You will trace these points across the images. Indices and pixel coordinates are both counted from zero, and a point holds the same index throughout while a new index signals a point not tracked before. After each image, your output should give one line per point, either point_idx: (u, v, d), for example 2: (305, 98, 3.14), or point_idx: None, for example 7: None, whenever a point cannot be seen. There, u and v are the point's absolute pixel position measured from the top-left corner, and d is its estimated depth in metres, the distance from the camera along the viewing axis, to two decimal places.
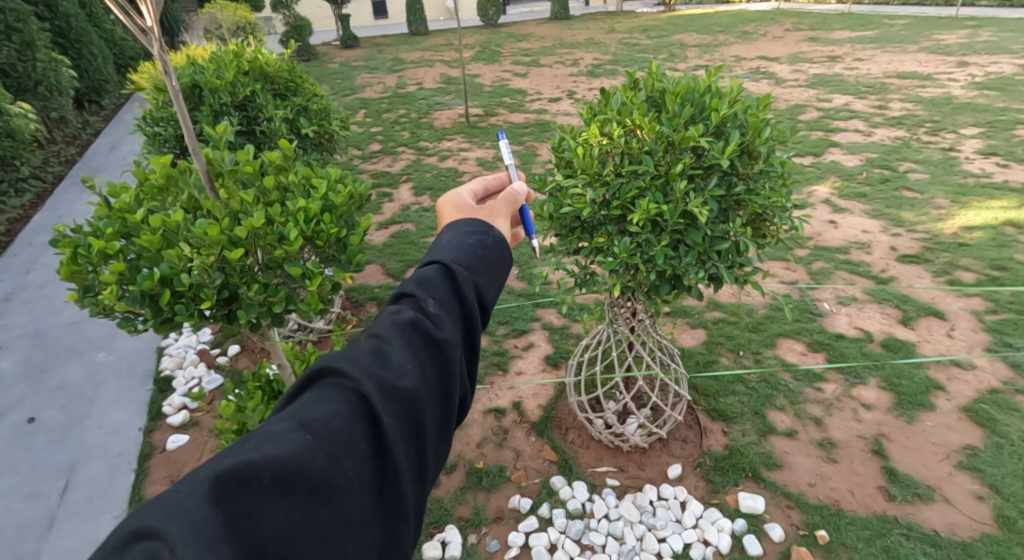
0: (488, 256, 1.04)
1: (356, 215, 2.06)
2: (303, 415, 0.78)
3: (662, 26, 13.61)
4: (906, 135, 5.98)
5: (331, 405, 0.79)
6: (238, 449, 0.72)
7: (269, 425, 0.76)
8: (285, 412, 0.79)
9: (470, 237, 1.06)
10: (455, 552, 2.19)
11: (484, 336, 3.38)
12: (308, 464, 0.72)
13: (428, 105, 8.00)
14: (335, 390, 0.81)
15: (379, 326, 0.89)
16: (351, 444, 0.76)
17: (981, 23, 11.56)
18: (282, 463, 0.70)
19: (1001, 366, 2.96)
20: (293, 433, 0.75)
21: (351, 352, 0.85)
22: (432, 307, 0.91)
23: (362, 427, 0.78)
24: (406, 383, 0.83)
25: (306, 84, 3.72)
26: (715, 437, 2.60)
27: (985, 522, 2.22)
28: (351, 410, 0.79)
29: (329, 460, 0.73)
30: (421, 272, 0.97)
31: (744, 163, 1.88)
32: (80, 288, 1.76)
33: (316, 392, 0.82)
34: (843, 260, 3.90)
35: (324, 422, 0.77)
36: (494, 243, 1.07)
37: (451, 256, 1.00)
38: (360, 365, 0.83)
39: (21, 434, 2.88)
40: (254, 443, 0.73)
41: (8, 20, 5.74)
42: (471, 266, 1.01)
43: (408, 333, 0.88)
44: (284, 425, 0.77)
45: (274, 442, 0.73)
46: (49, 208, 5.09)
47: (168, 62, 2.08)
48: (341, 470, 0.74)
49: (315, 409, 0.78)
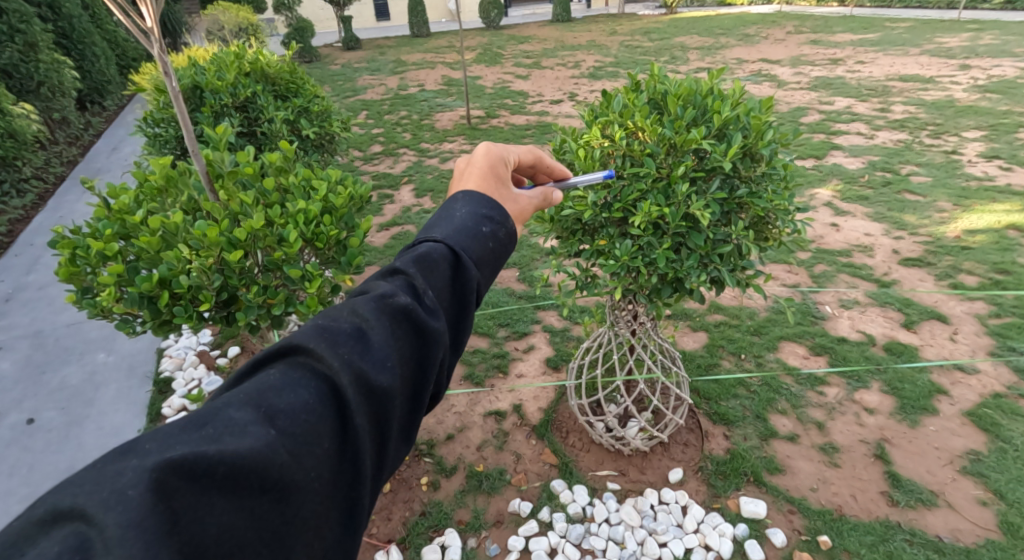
0: (496, 249, 1.03)
1: (356, 217, 2.05)
2: (269, 402, 0.75)
3: (664, 28, 13.62)
4: (908, 138, 5.96)
5: (301, 394, 0.77)
6: (194, 435, 0.69)
7: (230, 408, 0.74)
8: (249, 393, 0.76)
9: (486, 222, 1.04)
10: (454, 556, 2.18)
11: (484, 338, 3.37)
12: (268, 461, 0.69)
13: (430, 107, 8.00)
14: (308, 376, 0.79)
15: (366, 309, 0.86)
16: (314, 441, 0.74)
17: (983, 27, 11.57)
18: (242, 458, 0.68)
19: (1004, 371, 2.95)
20: (256, 425, 0.73)
21: (334, 333, 0.82)
22: (427, 299, 0.90)
23: (328, 424, 0.77)
24: (384, 378, 0.81)
25: (307, 85, 3.72)
26: (717, 441, 2.59)
27: (989, 528, 2.20)
28: (321, 404, 0.77)
29: (290, 458, 0.71)
30: (423, 255, 0.95)
31: (746, 166, 1.87)
32: (78, 290, 1.75)
33: (286, 375, 0.79)
34: (845, 263, 3.88)
35: (291, 415, 0.74)
36: (507, 235, 1.06)
37: (457, 243, 0.98)
38: (341, 352, 0.81)
39: (19, 436, 2.87)
40: (211, 430, 0.70)
41: (11, 21, 5.75)
42: (478, 258, 0.99)
43: (394, 323, 0.86)
44: (247, 411, 0.74)
45: (235, 432, 0.71)
46: (51, 209, 5.09)
47: (168, 62, 2.07)
48: (301, 469, 0.72)
49: (283, 397, 0.76)
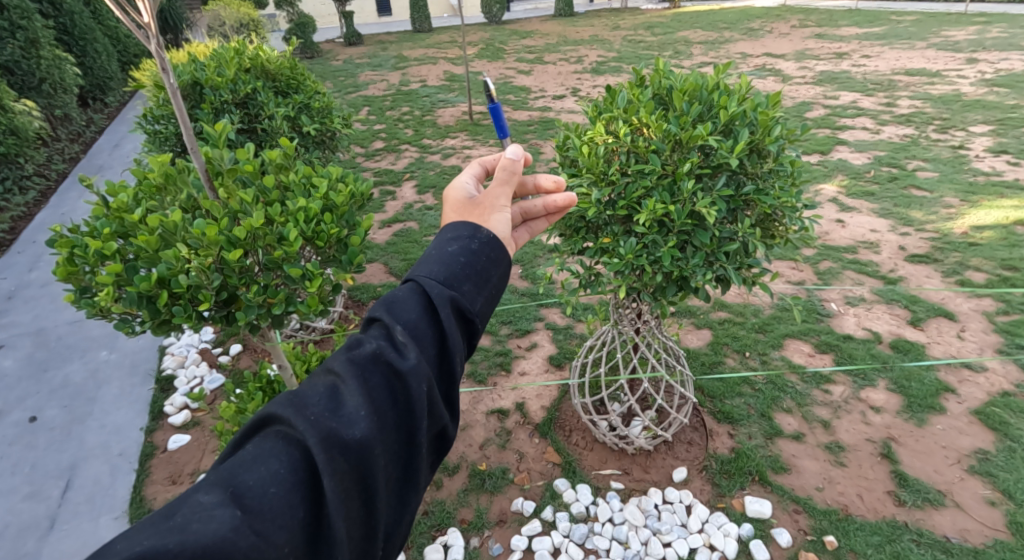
0: (473, 262, 0.99)
1: (357, 215, 2.03)
2: (238, 480, 0.76)
3: (668, 22, 13.52)
4: (914, 132, 5.92)
5: (271, 466, 0.77)
6: (162, 527, 0.71)
7: (199, 492, 0.75)
8: (222, 472, 0.78)
9: (453, 242, 1.01)
10: (456, 556, 2.16)
11: (486, 336, 3.35)
12: (233, 545, 0.70)
13: (431, 103, 7.95)
14: (279, 444, 0.79)
15: (336, 364, 0.86)
16: (284, 515, 0.75)
17: (990, 20, 11.45)
18: (203, 547, 0.69)
19: (1013, 369, 2.92)
20: (222, 508, 0.74)
21: (305, 396, 0.83)
22: (399, 336, 0.88)
23: (301, 493, 0.77)
24: (356, 433, 0.80)
25: (308, 81, 3.68)
26: (721, 440, 2.56)
27: (998, 529, 2.18)
28: (292, 473, 0.77)
29: (258, 538, 0.72)
30: (393, 295, 0.95)
31: (753, 162, 1.84)
32: (76, 289, 1.73)
33: (259, 445, 0.80)
34: (851, 260, 3.85)
35: (259, 491, 0.75)
36: (480, 246, 1.02)
37: (427, 270, 0.97)
38: (310, 413, 0.81)
39: (21, 434, 2.86)
40: (178, 519, 0.72)
41: (13, 17, 5.71)
42: (451, 278, 0.97)
43: (366, 373, 0.86)
44: (217, 492, 0.75)
45: (201, 518, 0.72)
46: (53, 207, 5.08)
47: (166, 59, 2.03)
48: (272, 547, 0.73)
49: (252, 473, 0.77)
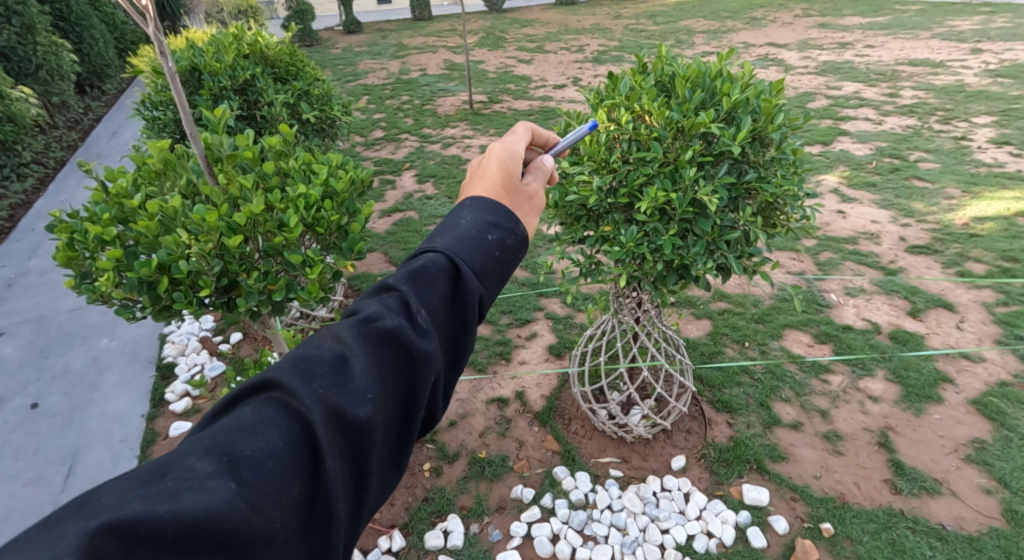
0: (504, 259, 1.01)
1: (357, 202, 2.02)
2: (235, 448, 0.77)
3: (670, 11, 13.36)
4: (917, 123, 5.88)
5: (270, 437, 0.78)
6: (150, 490, 0.71)
7: (194, 457, 0.75)
8: (217, 437, 0.78)
9: (493, 230, 1.02)
10: (455, 542, 2.18)
11: (486, 325, 3.35)
12: (227, 517, 0.71)
13: (431, 92, 7.89)
14: (280, 414, 0.80)
15: (348, 334, 0.86)
16: (277, 490, 0.75)
17: (996, 10, 11.37)
18: (194, 518, 0.69)
19: (1011, 359, 2.93)
20: (216, 478, 0.74)
21: (313, 364, 0.83)
22: (420, 319, 0.89)
23: (298, 469, 0.78)
24: (363, 413, 0.81)
25: (307, 67, 3.66)
26: (720, 428, 2.58)
27: (992, 516, 2.20)
28: (290, 447, 0.78)
29: (251, 511, 0.73)
30: (421, 268, 0.94)
31: (755, 150, 1.83)
32: (77, 274, 1.75)
33: (258, 414, 0.80)
34: (851, 251, 3.85)
35: (255, 462, 0.76)
36: (514, 243, 1.03)
37: (461, 253, 0.97)
38: (316, 386, 0.81)
39: (23, 420, 2.87)
40: (170, 483, 0.72)
41: (8, 2, 5.66)
42: (482, 270, 0.98)
43: (380, 350, 0.86)
44: (211, 460, 0.76)
45: (193, 486, 0.72)
46: (52, 194, 5.06)
47: (163, 42, 2.00)
48: (265, 520, 0.73)
49: (250, 442, 0.77)
